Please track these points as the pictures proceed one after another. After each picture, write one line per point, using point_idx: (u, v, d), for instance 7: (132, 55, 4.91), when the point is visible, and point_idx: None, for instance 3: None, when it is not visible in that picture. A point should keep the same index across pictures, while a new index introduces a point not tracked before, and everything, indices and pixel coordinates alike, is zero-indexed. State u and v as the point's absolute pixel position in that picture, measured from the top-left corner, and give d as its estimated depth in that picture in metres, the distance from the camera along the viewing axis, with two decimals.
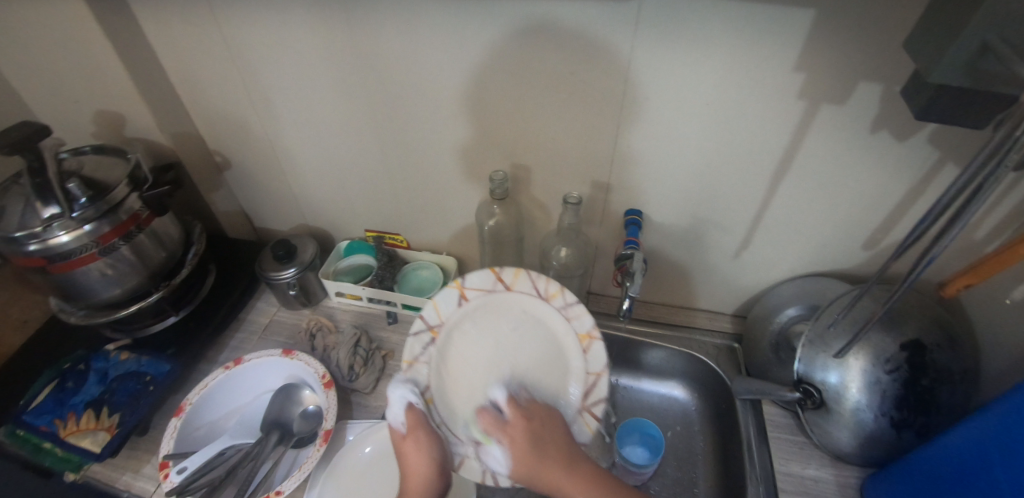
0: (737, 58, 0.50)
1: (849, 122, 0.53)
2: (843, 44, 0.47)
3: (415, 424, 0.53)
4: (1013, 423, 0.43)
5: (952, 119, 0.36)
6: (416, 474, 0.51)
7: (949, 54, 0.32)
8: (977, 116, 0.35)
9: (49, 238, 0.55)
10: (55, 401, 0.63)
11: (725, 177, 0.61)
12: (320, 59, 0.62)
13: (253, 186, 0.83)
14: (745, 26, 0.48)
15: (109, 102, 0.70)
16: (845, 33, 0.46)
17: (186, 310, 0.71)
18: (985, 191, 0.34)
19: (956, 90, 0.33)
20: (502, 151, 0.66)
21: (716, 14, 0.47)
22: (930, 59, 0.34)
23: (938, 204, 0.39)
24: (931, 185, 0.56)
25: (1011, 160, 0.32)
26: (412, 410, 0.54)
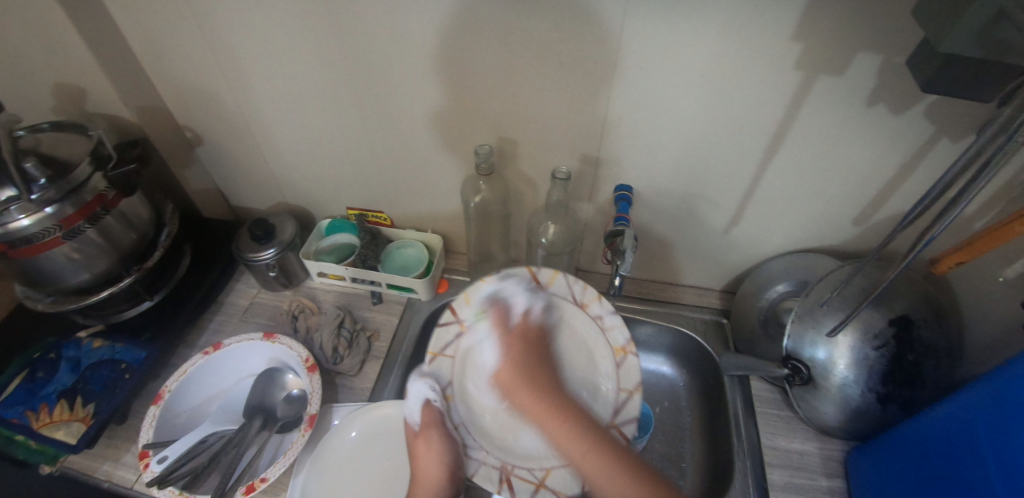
0: (733, 26, 0.47)
1: (845, 94, 0.51)
2: (844, 11, 0.44)
3: (429, 421, 0.55)
4: (998, 402, 0.43)
5: (959, 93, 0.34)
6: (427, 474, 0.52)
7: (961, 21, 0.29)
8: (984, 90, 0.33)
9: (8, 222, 0.52)
10: (26, 391, 0.61)
11: (718, 150, 0.59)
12: (291, 27, 0.58)
13: (227, 163, 0.80)
14: None
15: (65, 74, 0.66)
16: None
17: (161, 295, 0.69)
18: (990, 170, 0.33)
19: (966, 60, 0.31)
20: (487, 125, 0.64)
21: None
22: (940, 28, 0.31)
23: (941, 181, 0.38)
24: (926, 160, 0.55)
25: (1019, 138, 0.31)
26: (431, 409, 0.55)
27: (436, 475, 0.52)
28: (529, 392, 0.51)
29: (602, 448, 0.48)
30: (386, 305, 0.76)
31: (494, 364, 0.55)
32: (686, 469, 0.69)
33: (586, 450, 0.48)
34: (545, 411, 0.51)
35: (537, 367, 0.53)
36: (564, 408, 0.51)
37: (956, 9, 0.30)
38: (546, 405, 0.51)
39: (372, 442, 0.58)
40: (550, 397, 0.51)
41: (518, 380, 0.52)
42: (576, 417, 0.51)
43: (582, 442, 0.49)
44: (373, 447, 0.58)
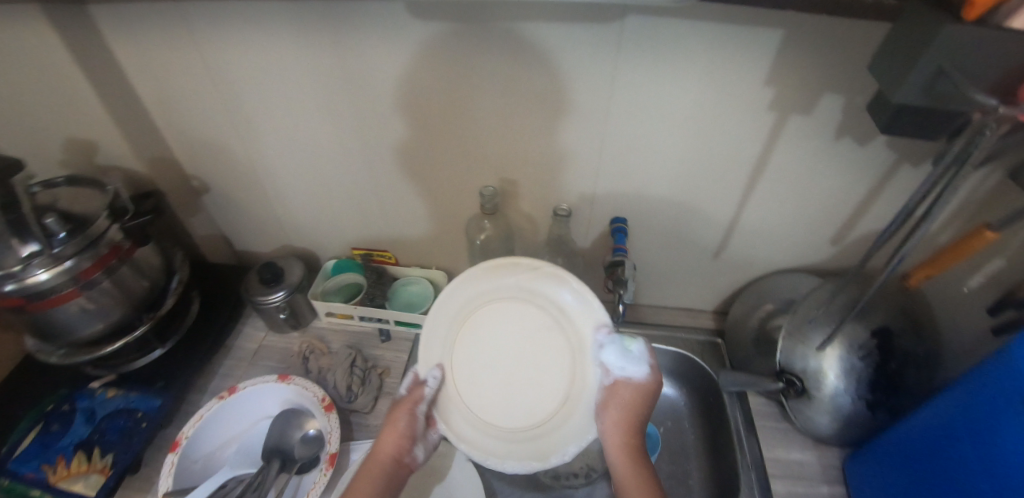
0: (714, 75, 0.53)
1: (816, 130, 0.57)
2: (809, 60, 0.50)
3: (412, 398, 0.54)
4: (971, 405, 0.47)
5: (915, 132, 0.40)
6: (382, 454, 0.53)
7: (909, 77, 0.35)
8: (935, 129, 0.39)
9: (27, 277, 0.53)
10: (41, 445, 0.61)
11: (706, 181, 0.65)
12: (306, 82, 0.62)
13: (234, 209, 0.82)
14: (720, 46, 0.51)
15: (80, 130, 0.68)
16: (812, 51, 0.50)
17: (172, 342, 0.70)
18: (943, 199, 0.38)
19: (916, 106, 0.37)
20: (490, 166, 0.68)
21: (694, 35, 0.50)
22: (892, 82, 0.37)
23: (909, 206, 0.43)
24: (891, 185, 0.61)
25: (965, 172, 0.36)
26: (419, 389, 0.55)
27: (392, 451, 0.53)
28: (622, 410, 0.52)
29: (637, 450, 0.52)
30: (394, 342, 0.78)
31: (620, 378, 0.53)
32: (694, 487, 0.71)
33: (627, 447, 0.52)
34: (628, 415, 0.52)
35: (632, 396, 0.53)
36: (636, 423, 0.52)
37: (902, 66, 0.35)
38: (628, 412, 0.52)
39: None
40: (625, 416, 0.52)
41: (627, 404, 0.52)
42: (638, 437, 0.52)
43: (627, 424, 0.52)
44: None
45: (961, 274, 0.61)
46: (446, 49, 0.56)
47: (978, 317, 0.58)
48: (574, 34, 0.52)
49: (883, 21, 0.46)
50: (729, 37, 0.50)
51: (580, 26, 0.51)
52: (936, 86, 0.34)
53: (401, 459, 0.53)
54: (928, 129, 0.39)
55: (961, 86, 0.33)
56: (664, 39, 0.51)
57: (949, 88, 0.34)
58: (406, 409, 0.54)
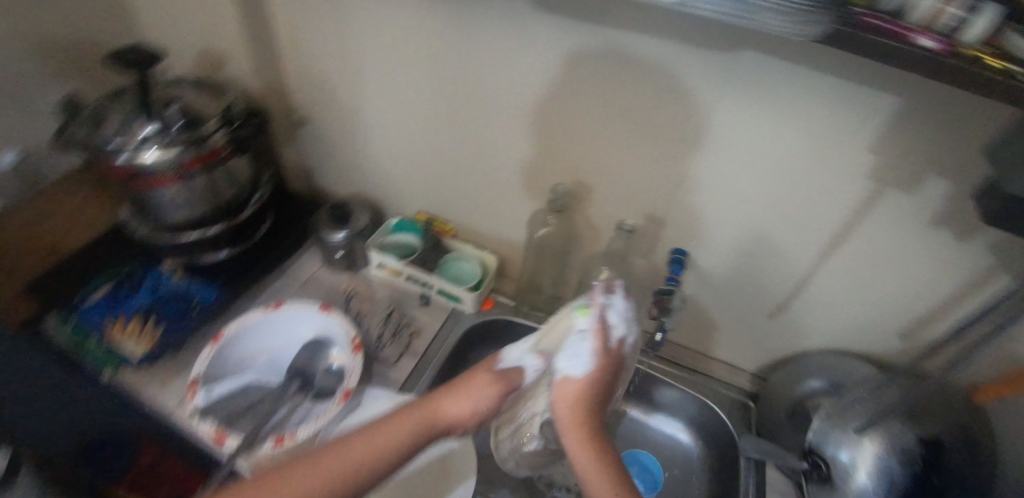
0: (815, 131, 0.52)
1: (913, 211, 0.54)
2: (926, 137, 0.48)
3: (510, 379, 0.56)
4: None
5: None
6: (445, 415, 0.52)
7: None
8: None
9: (136, 156, 0.60)
10: (110, 300, 0.69)
11: (783, 234, 0.63)
12: (419, 48, 0.66)
13: (323, 148, 0.88)
14: (832, 102, 0.49)
15: (219, 45, 0.77)
16: (932, 128, 0.47)
17: (238, 248, 0.76)
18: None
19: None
20: (568, 166, 0.69)
21: (808, 85, 0.49)
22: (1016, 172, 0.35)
23: None
24: (986, 292, 0.56)
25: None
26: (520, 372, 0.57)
27: (455, 414, 0.52)
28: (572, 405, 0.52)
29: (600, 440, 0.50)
30: (432, 308, 0.79)
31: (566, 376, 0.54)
32: None
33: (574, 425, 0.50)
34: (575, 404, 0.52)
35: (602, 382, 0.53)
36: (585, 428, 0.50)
37: None
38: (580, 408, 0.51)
39: None
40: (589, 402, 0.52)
41: (571, 401, 0.52)
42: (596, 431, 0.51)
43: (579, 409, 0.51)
44: None
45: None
46: (554, 40, 0.57)
47: None
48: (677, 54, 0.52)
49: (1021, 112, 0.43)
50: (840, 96, 0.49)
51: (691, 50, 0.51)
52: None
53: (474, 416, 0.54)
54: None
55: None
56: (771, 81, 0.50)
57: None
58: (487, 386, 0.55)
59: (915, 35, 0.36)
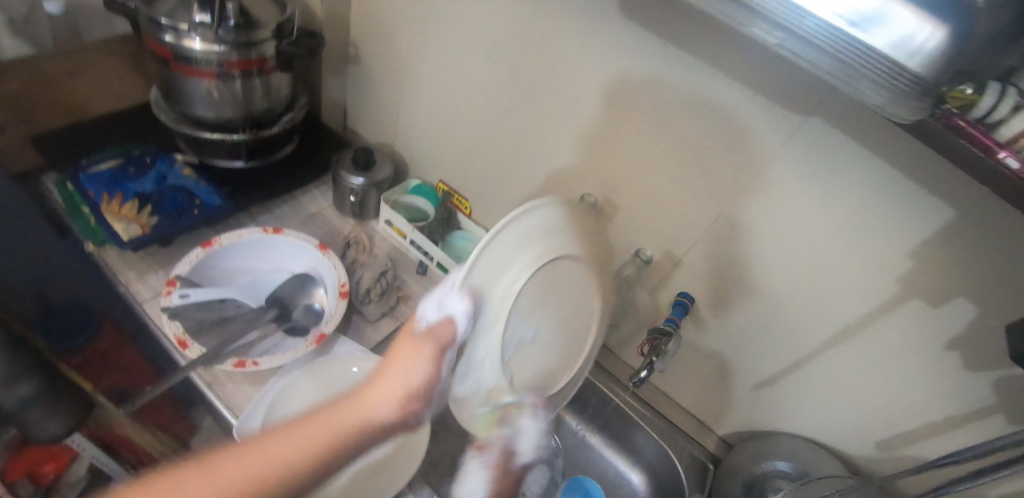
0: (859, 204, 0.50)
1: (934, 327, 0.53)
2: (971, 246, 0.46)
3: (440, 336, 0.40)
4: None
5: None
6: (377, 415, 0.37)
7: None
8: None
9: (185, 38, 0.59)
10: (112, 177, 0.68)
11: (817, 302, 0.59)
12: (499, 27, 0.64)
13: (368, 91, 0.84)
14: (891, 171, 0.47)
15: None
16: (980, 240, 0.45)
17: (254, 163, 0.75)
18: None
19: None
20: (602, 182, 0.68)
21: (877, 136, 0.46)
22: None
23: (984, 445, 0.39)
24: (962, 429, 0.56)
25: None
26: (449, 326, 0.41)
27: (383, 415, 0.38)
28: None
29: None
30: (427, 280, 0.78)
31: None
32: None
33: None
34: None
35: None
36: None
37: None
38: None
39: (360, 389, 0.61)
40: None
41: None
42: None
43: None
44: None
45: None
46: (610, 64, 0.58)
47: None
48: (749, 99, 0.51)
49: None
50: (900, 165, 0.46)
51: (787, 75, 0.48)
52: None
53: (409, 404, 0.37)
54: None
55: None
56: (827, 149, 0.49)
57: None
58: (429, 356, 0.39)
59: (1000, 148, 0.37)
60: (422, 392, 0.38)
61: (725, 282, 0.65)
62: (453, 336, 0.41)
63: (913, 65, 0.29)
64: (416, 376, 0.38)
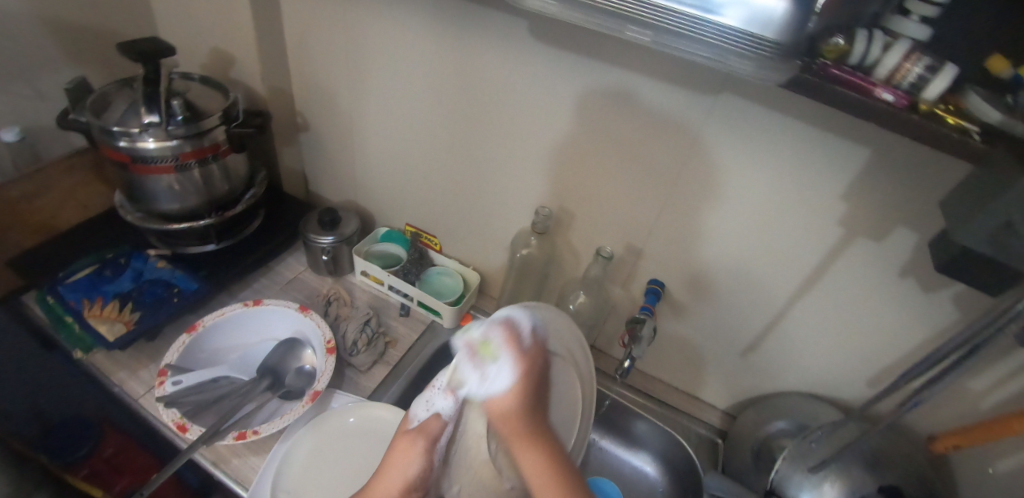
0: (787, 159, 0.54)
1: (882, 259, 0.56)
2: (886, 178, 0.50)
3: (429, 431, 0.42)
4: None
5: (970, 279, 0.42)
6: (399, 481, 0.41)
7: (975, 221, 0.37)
8: (988, 279, 0.40)
9: (139, 140, 0.62)
10: (90, 282, 0.70)
11: (774, 260, 0.62)
12: (429, 71, 0.69)
13: (322, 154, 0.89)
14: (805, 122, 0.51)
15: (228, 44, 0.78)
16: (891, 170, 0.50)
17: (225, 243, 0.78)
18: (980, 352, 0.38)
19: (978, 253, 0.39)
20: (554, 193, 0.71)
21: (778, 101, 0.51)
22: (959, 222, 0.39)
23: (934, 354, 0.42)
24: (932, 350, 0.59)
25: (1008, 329, 0.36)
26: (436, 420, 0.43)
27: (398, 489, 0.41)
28: (511, 418, 0.34)
29: (562, 470, 0.33)
30: (411, 320, 0.80)
31: (478, 398, 0.36)
32: None
33: (517, 441, 0.34)
34: (504, 422, 0.34)
35: (534, 378, 0.37)
36: (540, 381, 0.37)
37: (972, 210, 0.38)
38: (519, 426, 0.34)
39: (363, 436, 0.63)
40: (532, 411, 0.35)
41: (507, 419, 0.34)
42: (556, 458, 0.33)
43: (517, 424, 0.34)
44: (363, 441, 0.62)
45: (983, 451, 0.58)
46: (537, 80, 0.62)
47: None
48: (665, 91, 0.56)
49: (964, 166, 0.46)
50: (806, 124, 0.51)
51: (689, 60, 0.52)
52: (998, 237, 0.37)
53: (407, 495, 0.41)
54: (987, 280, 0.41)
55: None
56: (743, 121, 0.54)
57: (1015, 243, 0.36)
58: (421, 450, 0.42)
59: (876, 88, 0.41)
60: (420, 484, 0.42)
61: (686, 261, 0.68)
62: (440, 430, 0.42)
63: (770, 34, 0.33)
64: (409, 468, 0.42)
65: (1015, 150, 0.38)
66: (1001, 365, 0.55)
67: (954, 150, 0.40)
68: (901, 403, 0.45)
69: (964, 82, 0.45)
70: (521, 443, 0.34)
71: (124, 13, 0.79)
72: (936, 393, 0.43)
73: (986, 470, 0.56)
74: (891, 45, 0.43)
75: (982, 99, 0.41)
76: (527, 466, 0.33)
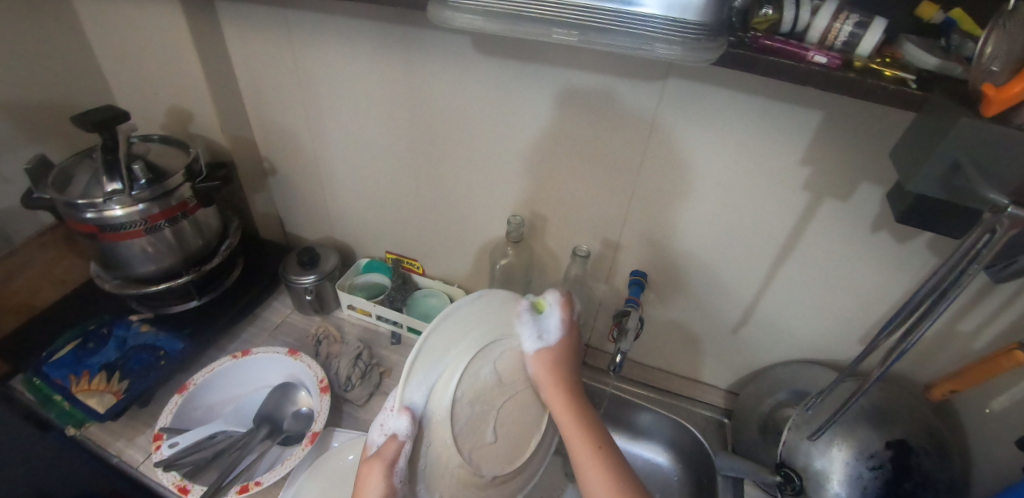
0: (742, 133, 0.55)
1: (852, 218, 0.56)
2: (839, 138, 0.51)
3: (386, 456, 0.40)
4: None
5: (930, 225, 0.42)
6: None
7: (924, 169, 0.38)
8: (946, 222, 0.41)
9: (106, 209, 0.62)
10: (74, 357, 0.69)
11: (748, 235, 0.63)
12: (382, 97, 0.69)
13: (293, 196, 0.89)
14: (752, 94, 0.51)
15: (183, 101, 0.78)
16: (842, 130, 0.50)
17: (208, 297, 0.78)
18: (948, 297, 0.38)
19: (933, 198, 0.39)
20: (525, 199, 0.71)
21: (722, 80, 0.52)
22: (909, 172, 0.40)
23: (909, 304, 0.42)
24: None
25: (973, 271, 0.37)
26: (395, 441, 0.40)
27: None
28: (558, 376, 0.48)
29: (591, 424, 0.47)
30: (403, 346, 0.80)
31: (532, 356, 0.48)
32: None
33: (570, 412, 0.47)
34: (548, 372, 0.48)
35: (570, 346, 0.50)
36: (575, 349, 0.51)
37: (919, 159, 0.39)
38: (559, 376, 0.48)
39: None
40: (569, 371, 0.49)
41: (553, 371, 0.48)
42: (585, 410, 0.48)
43: (557, 378, 0.48)
44: None
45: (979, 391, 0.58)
46: (488, 91, 0.63)
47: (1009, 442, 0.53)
48: (615, 84, 0.56)
49: (910, 116, 0.46)
50: (754, 97, 0.52)
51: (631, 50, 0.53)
52: (949, 180, 0.37)
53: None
54: (946, 226, 0.41)
55: (975, 186, 0.36)
56: (697, 101, 0.54)
57: (964, 184, 0.36)
58: (381, 476, 0.40)
59: (809, 52, 0.41)
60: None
61: (662, 247, 0.68)
62: (398, 453, 0.40)
63: (692, 16, 0.36)
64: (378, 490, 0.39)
65: (950, 93, 0.38)
66: (985, 304, 0.55)
67: (893, 100, 0.40)
68: (886, 356, 0.45)
69: (898, 34, 0.45)
70: (561, 392, 0.47)
71: (75, 84, 0.78)
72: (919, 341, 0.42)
73: (985, 410, 0.56)
74: (819, 7, 0.44)
75: (917, 48, 0.42)
76: (563, 407, 0.47)
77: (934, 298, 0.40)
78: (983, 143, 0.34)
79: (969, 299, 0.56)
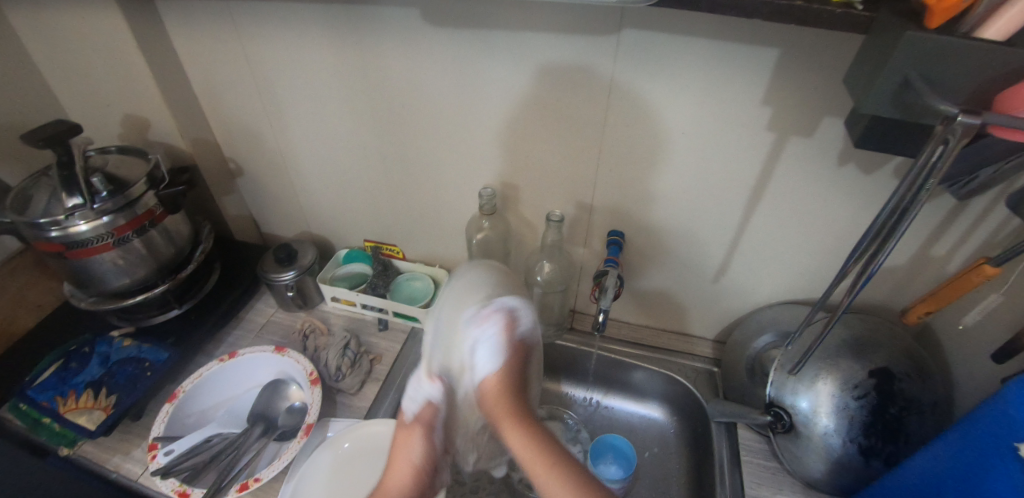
0: (700, 79, 0.54)
1: (816, 153, 0.56)
2: (796, 73, 0.50)
3: (424, 420, 0.43)
4: (1000, 417, 0.43)
5: (890, 148, 0.42)
6: (404, 468, 0.43)
7: (874, 92, 0.37)
8: (901, 142, 0.41)
9: (70, 226, 0.61)
10: (58, 379, 0.69)
11: (717, 184, 0.63)
12: (338, 82, 0.67)
13: (264, 193, 0.88)
14: (710, 38, 0.51)
15: (136, 109, 0.76)
16: (798, 63, 0.50)
17: (188, 305, 0.77)
18: (908, 216, 0.38)
19: (888, 119, 0.39)
20: (493, 170, 0.71)
21: (676, 25, 0.51)
22: (861, 96, 0.39)
23: (872, 228, 0.42)
24: None
25: (930, 187, 0.36)
26: (428, 407, 0.44)
27: (406, 479, 0.42)
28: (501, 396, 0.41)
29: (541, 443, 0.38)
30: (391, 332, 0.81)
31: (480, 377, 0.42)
32: None
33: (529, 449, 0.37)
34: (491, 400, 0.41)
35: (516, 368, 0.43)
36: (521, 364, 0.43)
37: (871, 80, 0.38)
38: (504, 406, 0.40)
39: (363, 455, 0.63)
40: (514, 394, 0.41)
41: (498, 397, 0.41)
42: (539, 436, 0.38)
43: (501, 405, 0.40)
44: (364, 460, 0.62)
45: (958, 312, 0.59)
46: (443, 62, 0.61)
47: (980, 356, 0.54)
48: (568, 42, 0.55)
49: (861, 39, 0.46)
50: (709, 41, 0.51)
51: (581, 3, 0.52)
52: (902, 98, 0.36)
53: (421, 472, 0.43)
54: (903, 145, 0.41)
55: (925, 101, 0.36)
56: (654, 51, 0.53)
57: (916, 101, 0.36)
58: (418, 440, 0.43)
59: None
60: (428, 464, 0.43)
61: (635, 205, 0.68)
62: (434, 417, 0.43)
63: None
64: (411, 453, 0.43)
65: (896, 9, 0.38)
66: (956, 224, 0.55)
67: (839, 24, 0.40)
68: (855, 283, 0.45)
69: None
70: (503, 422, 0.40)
71: (25, 102, 0.76)
72: (884, 264, 0.43)
73: (962, 329, 0.58)
74: None
75: None
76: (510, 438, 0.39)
77: (895, 220, 0.40)
78: (932, 56, 0.34)
79: (941, 222, 0.56)
